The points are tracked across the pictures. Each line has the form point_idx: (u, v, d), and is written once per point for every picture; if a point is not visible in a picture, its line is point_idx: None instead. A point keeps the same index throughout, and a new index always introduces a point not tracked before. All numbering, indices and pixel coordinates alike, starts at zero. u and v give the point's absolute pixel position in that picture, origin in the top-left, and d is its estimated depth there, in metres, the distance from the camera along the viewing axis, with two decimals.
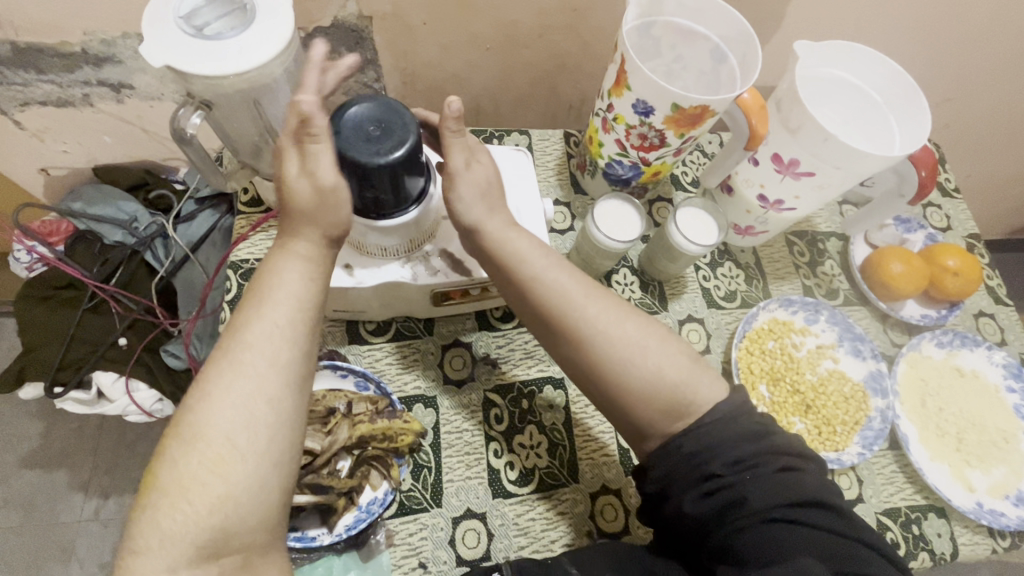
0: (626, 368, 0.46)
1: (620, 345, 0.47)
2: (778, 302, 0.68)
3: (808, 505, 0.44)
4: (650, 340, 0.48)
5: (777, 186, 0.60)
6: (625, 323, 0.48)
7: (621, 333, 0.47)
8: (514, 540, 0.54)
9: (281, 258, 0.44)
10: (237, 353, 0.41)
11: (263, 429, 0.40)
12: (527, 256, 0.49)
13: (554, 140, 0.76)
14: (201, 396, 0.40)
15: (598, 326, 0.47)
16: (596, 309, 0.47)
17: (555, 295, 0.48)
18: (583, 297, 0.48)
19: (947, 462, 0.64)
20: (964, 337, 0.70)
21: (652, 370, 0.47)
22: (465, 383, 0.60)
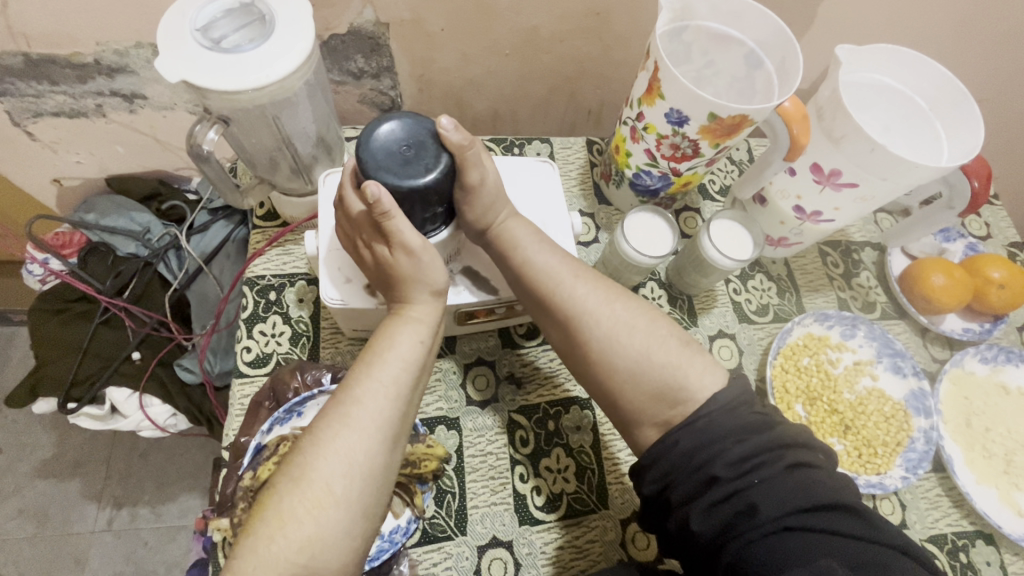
0: (611, 345, 0.47)
1: (606, 322, 0.47)
2: (813, 316, 0.65)
3: (823, 508, 0.40)
4: (638, 322, 0.48)
5: (816, 198, 0.57)
6: (636, 328, 0.47)
7: (624, 338, 0.47)
8: (543, 569, 0.52)
9: (398, 328, 0.44)
10: (348, 408, 0.40)
11: (343, 483, 0.38)
12: (522, 242, 0.50)
13: (576, 148, 0.73)
14: (310, 441, 0.39)
15: (586, 306, 0.48)
16: (583, 288, 0.48)
17: (544, 285, 0.49)
18: (571, 278, 0.49)
19: (995, 485, 0.61)
20: (1009, 352, 0.67)
21: (637, 350, 0.46)
22: (490, 404, 0.58)
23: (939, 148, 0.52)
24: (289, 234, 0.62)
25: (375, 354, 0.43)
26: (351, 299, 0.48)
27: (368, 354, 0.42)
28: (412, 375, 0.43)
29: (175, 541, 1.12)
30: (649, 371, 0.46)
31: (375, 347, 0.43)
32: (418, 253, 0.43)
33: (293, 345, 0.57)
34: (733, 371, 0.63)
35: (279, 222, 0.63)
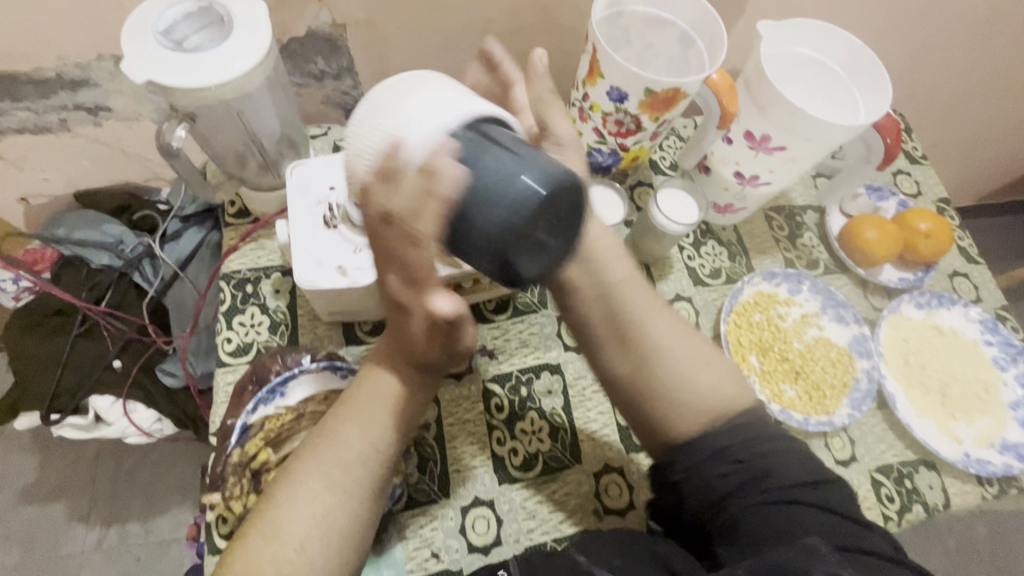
0: (680, 374, 0.50)
1: (675, 354, 0.50)
2: (761, 275, 0.70)
3: (807, 484, 0.45)
4: (715, 364, 0.51)
5: (752, 163, 0.62)
6: (713, 365, 0.50)
7: (698, 377, 0.49)
8: (524, 523, 0.56)
9: (377, 387, 0.47)
10: (330, 469, 0.43)
11: (320, 542, 0.41)
12: (610, 274, 0.53)
13: None
14: (283, 495, 0.42)
15: (659, 338, 0.51)
16: (661, 321, 0.52)
17: (632, 311, 0.52)
18: (652, 313, 0.52)
19: (933, 417, 0.67)
20: (941, 297, 0.73)
21: (710, 386, 0.49)
22: (465, 376, 0.61)
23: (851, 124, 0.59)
24: (261, 230, 0.65)
25: (355, 411, 0.46)
26: (322, 281, 0.51)
27: (350, 415, 0.45)
28: (391, 435, 0.46)
29: (168, 555, 1.13)
30: (709, 391, 0.49)
31: (354, 405, 0.46)
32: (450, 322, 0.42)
33: (273, 333, 0.60)
34: None
35: (251, 219, 0.66)
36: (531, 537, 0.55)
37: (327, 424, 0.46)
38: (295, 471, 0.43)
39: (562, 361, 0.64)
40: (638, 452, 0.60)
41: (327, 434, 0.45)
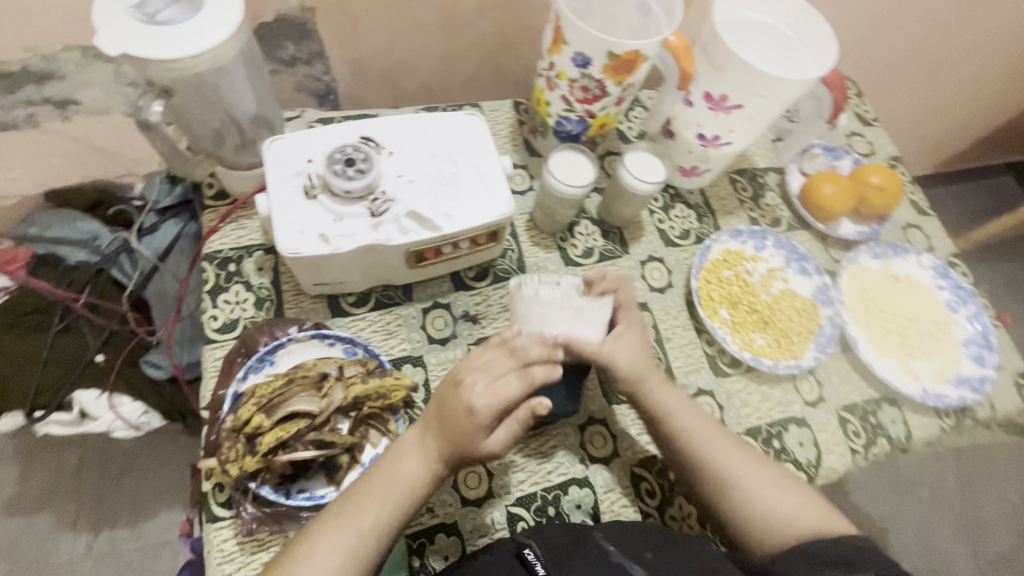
0: (766, 510, 0.52)
1: (756, 489, 0.53)
2: (728, 233, 0.74)
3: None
4: (784, 484, 0.54)
5: (713, 123, 0.65)
6: (785, 491, 0.53)
7: (764, 486, 0.53)
8: (514, 476, 0.58)
9: (409, 454, 0.49)
10: (350, 523, 0.45)
11: None
12: (676, 412, 0.57)
13: (504, 109, 0.79)
14: (301, 545, 0.45)
15: (738, 469, 0.54)
16: (733, 454, 0.55)
17: (709, 447, 0.55)
18: (723, 447, 0.55)
19: (893, 357, 0.71)
20: (895, 247, 0.78)
21: (788, 512, 0.52)
22: (450, 340, 0.63)
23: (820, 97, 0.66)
24: (241, 210, 0.66)
25: (386, 479, 0.48)
26: (304, 249, 0.52)
27: (379, 478, 0.48)
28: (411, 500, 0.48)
29: (162, 556, 1.12)
30: (776, 507, 0.52)
31: (388, 472, 0.48)
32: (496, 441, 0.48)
33: (258, 309, 0.61)
34: (664, 289, 0.71)
35: (229, 201, 0.66)
36: (521, 488, 0.58)
37: (359, 483, 0.48)
38: (314, 529, 0.45)
39: None
40: (620, 403, 0.63)
41: (355, 498, 0.47)
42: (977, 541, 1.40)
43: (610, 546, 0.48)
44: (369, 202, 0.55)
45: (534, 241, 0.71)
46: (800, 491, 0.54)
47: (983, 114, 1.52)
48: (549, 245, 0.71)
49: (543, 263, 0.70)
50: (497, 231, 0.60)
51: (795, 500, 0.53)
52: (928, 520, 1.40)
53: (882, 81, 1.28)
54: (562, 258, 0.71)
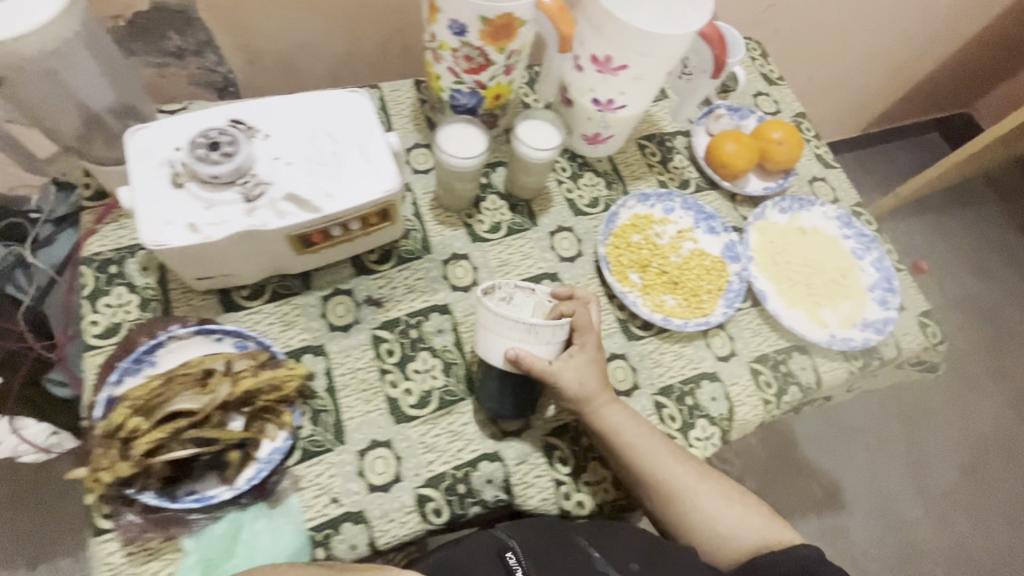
0: (710, 523, 0.56)
1: (704, 502, 0.56)
2: (635, 198, 0.74)
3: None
4: (726, 490, 0.58)
5: (604, 87, 0.65)
6: (731, 497, 0.57)
7: (715, 498, 0.57)
8: (423, 457, 0.57)
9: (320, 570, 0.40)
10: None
11: None
12: (624, 428, 0.57)
13: (405, 88, 0.77)
14: None
15: (686, 484, 0.57)
16: (681, 469, 0.57)
17: (663, 465, 0.56)
18: (671, 459, 0.57)
19: (801, 307, 0.72)
20: (801, 200, 0.79)
21: (737, 516, 0.56)
22: (353, 326, 0.62)
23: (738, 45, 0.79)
24: (121, 209, 0.62)
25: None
26: (172, 240, 0.50)
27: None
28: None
29: None
30: (728, 515, 0.56)
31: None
32: None
33: (143, 310, 0.58)
34: (574, 258, 0.70)
35: (108, 199, 0.63)
36: (431, 469, 0.57)
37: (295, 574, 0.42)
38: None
39: (450, 301, 0.65)
40: None
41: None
42: (922, 480, 1.46)
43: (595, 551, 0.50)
44: (240, 186, 0.52)
45: (439, 219, 0.69)
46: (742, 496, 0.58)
47: (901, 72, 1.57)
48: (455, 223, 0.69)
49: (449, 241, 0.68)
50: (388, 210, 0.58)
51: (738, 505, 0.57)
52: (875, 466, 1.46)
53: (797, 42, 1.30)
54: (469, 234, 0.69)
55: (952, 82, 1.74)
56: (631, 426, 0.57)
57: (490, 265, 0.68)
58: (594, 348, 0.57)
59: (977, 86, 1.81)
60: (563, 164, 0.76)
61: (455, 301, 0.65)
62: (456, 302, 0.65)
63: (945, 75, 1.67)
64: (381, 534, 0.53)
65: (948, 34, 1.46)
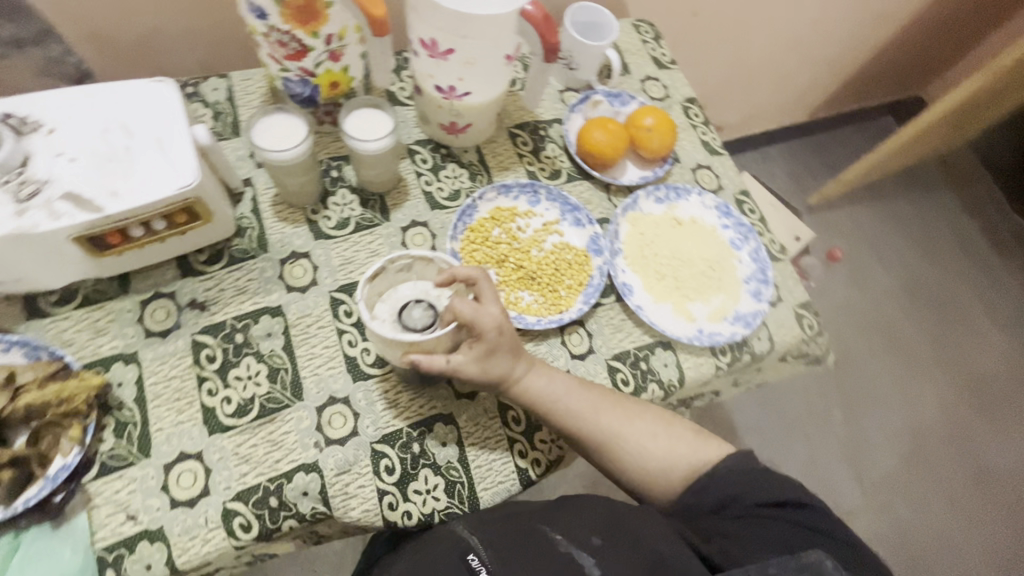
0: (642, 461, 0.57)
1: (633, 442, 0.57)
2: (495, 190, 0.70)
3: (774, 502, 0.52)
4: (656, 429, 0.58)
5: (440, 72, 0.61)
6: (659, 436, 0.58)
7: (646, 439, 0.58)
8: (236, 469, 0.54)
9: None
10: None
11: None
12: (540, 391, 0.58)
13: (257, 77, 0.73)
14: None
15: (613, 430, 0.58)
16: (604, 417, 0.58)
17: (585, 419, 0.58)
18: (592, 411, 0.58)
19: (669, 300, 0.70)
20: (677, 189, 0.76)
21: (666, 449, 0.57)
22: (172, 331, 0.58)
23: (613, 30, 0.78)
24: None
25: None
26: None
27: None
28: None
29: None
30: (660, 451, 0.57)
31: None
32: None
33: None
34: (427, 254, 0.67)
35: None
36: (244, 481, 0.53)
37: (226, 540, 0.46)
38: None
39: (284, 303, 0.62)
40: (365, 379, 0.59)
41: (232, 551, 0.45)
42: (861, 469, 1.44)
43: (555, 534, 0.49)
44: (9, 187, 0.49)
45: (280, 216, 0.66)
46: (676, 429, 0.59)
47: (840, 55, 1.53)
48: (297, 220, 0.66)
49: (289, 239, 0.65)
50: (195, 207, 0.55)
51: (670, 441, 0.58)
52: (812, 455, 1.44)
53: (721, 24, 1.26)
54: (313, 231, 0.66)
55: (898, 64, 1.70)
56: (547, 387, 0.58)
57: (331, 264, 0.64)
58: (492, 336, 0.54)
59: (925, 68, 1.77)
60: (424, 156, 0.72)
61: (288, 303, 0.61)
62: (291, 303, 0.62)
63: (888, 56, 1.63)
64: (180, 553, 0.50)
65: (884, 14, 1.42)
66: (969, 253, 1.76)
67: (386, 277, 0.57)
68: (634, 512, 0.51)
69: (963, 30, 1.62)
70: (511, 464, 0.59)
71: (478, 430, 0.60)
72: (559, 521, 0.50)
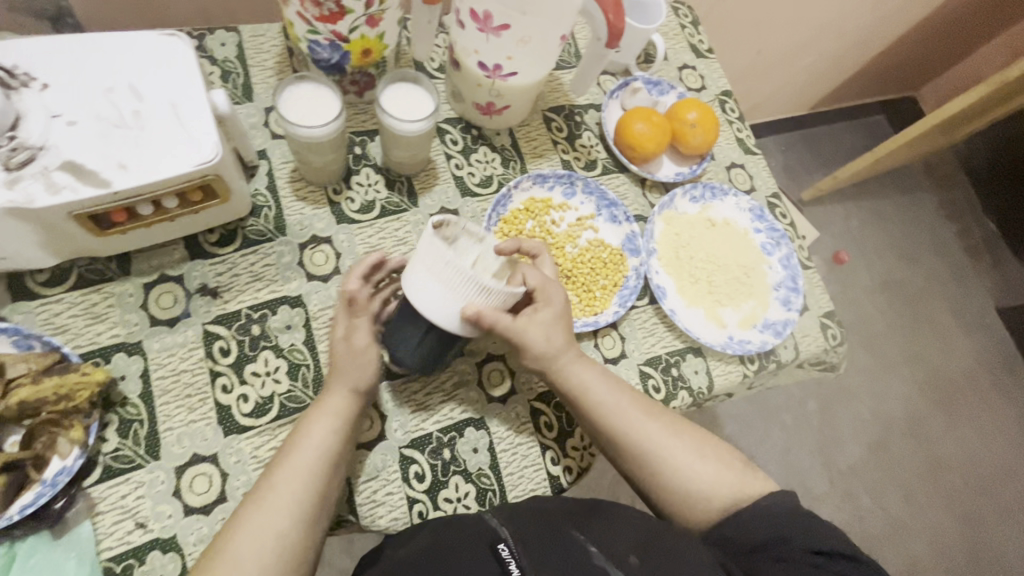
0: (685, 484, 0.52)
1: (677, 459, 0.53)
2: (531, 179, 0.66)
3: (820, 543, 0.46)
4: (703, 451, 0.54)
5: (488, 49, 0.56)
6: (704, 460, 0.53)
7: (694, 465, 0.53)
8: (255, 473, 0.50)
9: (316, 421, 0.48)
10: (262, 496, 0.44)
11: (281, 509, 0.43)
12: (591, 385, 0.55)
13: (271, 34, 0.65)
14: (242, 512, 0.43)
15: (661, 442, 0.54)
16: (654, 426, 0.54)
17: (632, 428, 0.54)
18: (643, 417, 0.55)
19: (701, 306, 0.68)
20: (714, 188, 0.74)
21: (710, 477, 0.52)
22: (180, 320, 0.53)
23: (659, 13, 0.73)
24: None
25: (291, 454, 0.46)
26: None
27: (284, 449, 0.46)
28: (327, 464, 0.46)
29: None
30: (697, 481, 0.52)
31: (295, 441, 0.47)
32: (362, 349, 0.50)
33: None
34: None
35: None
36: None
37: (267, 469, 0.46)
38: (259, 490, 0.44)
39: (304, 293, 0.57)
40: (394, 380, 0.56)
41: (266, 484, 0.44)
42: (830, 458, 1.51)
43: (591, 546, 0.43)
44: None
45: (298, 194, 0.60)
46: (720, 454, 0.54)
47: (852, 50, 1.51)
48: (318, 200, 0.60)
49: (309, 220, 0.59)
50: (212, 185, 0.49)
51: (714, 469, 0.53)
52: (788, 445, 1.49)
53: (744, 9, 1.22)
54: (334, 214, 0.60)
55: (902, 64, 1.70)
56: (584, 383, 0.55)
57: (356, 251, 0.59)
58: (559, 302, 0.55)
59: (926, 69, 1.78)
60: (454, 136, 0.67)
61: (309, 293, 0.56)
62: (311, 293, 0.57)
63: (895, 55, 1.63)
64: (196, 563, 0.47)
65: (900, 12, 1.41)
66: (944, 256, 1.82)
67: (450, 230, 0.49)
68: (671, 535, 0.47)
69: (969, 35, 1.62)
70: (542, 472, 0.58)
71: (510, 436, 0.58)
72: (598, 534, 0.46)
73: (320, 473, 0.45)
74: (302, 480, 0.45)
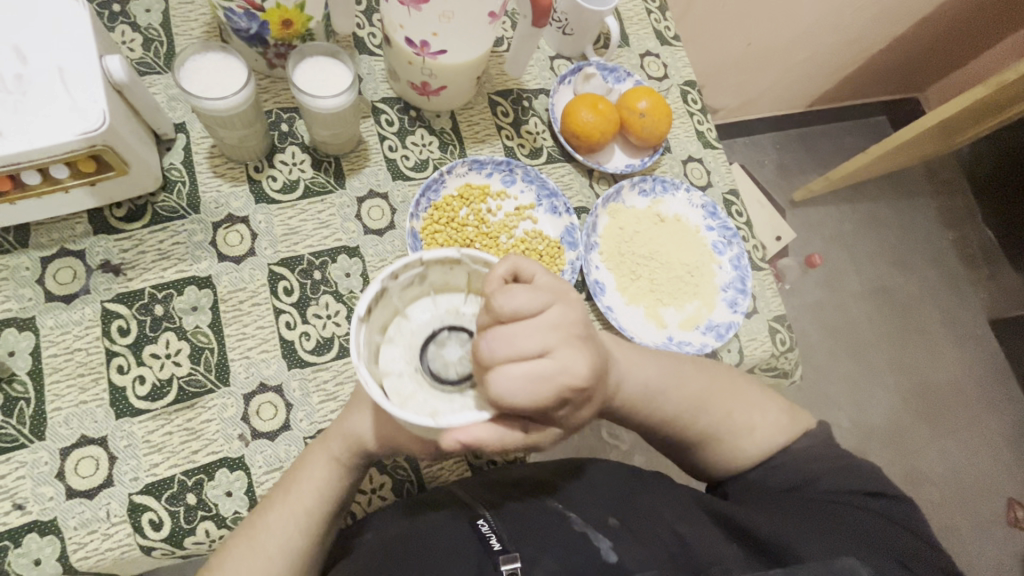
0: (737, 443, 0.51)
1: (738, 422, 0.52)
2: (466, 165, 0.63)
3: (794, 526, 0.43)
4: (761, 422, 0.52)
5: (412, 23, 0.53)
6: (759, 427, 0.52)
7: (752, 433, 0.52)
8: (146, 459, 0.48)
9: (313, 459, 0.45)
10: (257, 534, 0.43)
11: (273, 550, 0.42)
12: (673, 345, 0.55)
13: (200, 2, 0.62)
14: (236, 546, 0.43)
15: (723, 408, 0.53)
16: (721, 391, 0.54)
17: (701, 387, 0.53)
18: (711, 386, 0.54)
19: (641, 304, 0.65)
20: (665, 182, 0.71)
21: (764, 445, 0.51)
22: (78, 297, 0.51)
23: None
24: None
25: (287, 489, 0.45)
26: None
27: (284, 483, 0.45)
28: (323, 507, 0.44)
29: None
30: (751, 443, 0.51)
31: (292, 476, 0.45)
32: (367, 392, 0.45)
33: None
34: (383, 231, 0.60)
35: None
36: (154, 473, 0.48)
37: (264, 500, 0.45)
38: (255, 523, 0.44)
39: (215, 273, 0.54)
40: (302, 368, 0.53)
41: (260, 521, 0.44)
42: None
43: (570, 512, 0.43)
44: None
45: (216, 171, 0.57)
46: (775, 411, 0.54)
47: (849, 48, 1.46)
48: (237, 178, 0.58)
49: (225, 199, 0.57)
50: (105, 155, 0.46)
51: (768, 436, 0.52)
52: None
53: None
54: (253, 192, 0.58)
55: (902, 63, 1.64)
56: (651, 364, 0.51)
57: (273, 233, 0.57)
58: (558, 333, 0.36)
59: (928, 71, 1.73)
60: (390, 117, 0.64)
61: (219, 274, 0.54)
62: (222, 274, 0.54)
63: (895, 55, 1.57)
64: (76, 548, 0.45)
65: (900, 10, 1.35)
66: (937, 264, 1.77)
67: (383, 308, 0.38)
68: (646, 500, 0.45)
69: (973, 37, 1.56)
70: (463, 464, 0.55)
71: None
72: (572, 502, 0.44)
73: (308, 512, 0.44)
74: (294, 522, 0.43)
